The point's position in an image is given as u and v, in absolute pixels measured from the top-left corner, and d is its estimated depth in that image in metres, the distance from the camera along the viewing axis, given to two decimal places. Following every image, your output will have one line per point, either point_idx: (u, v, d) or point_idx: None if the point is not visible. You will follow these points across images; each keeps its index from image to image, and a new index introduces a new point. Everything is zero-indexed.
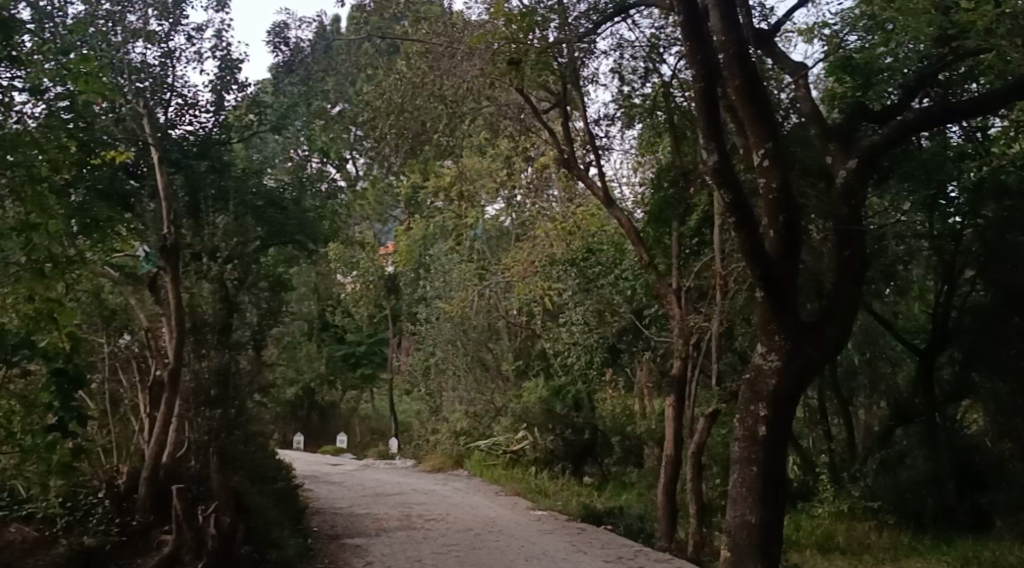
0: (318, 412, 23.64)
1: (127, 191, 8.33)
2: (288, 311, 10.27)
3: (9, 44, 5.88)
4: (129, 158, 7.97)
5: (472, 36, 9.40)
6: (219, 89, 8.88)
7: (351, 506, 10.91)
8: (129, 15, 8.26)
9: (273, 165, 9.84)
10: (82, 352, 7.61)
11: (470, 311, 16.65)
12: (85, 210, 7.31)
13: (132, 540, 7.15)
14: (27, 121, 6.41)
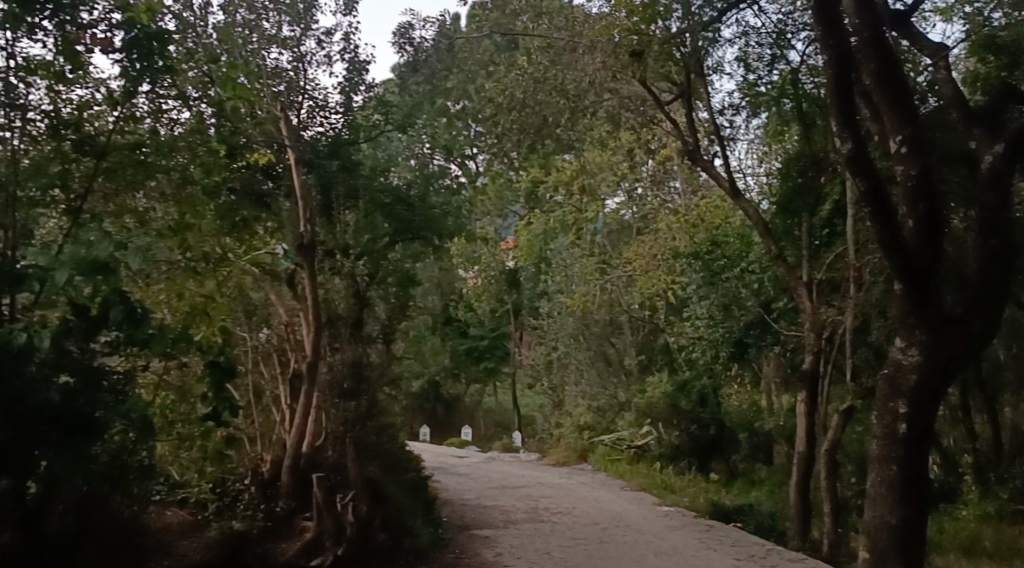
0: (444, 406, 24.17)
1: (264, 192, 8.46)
2: (416, 305, 10.47)
3: (161, 54, 6.27)
4: (268, 160, 8.22)
5: (594, 28, 9.42)
6: (349, 90, 9.11)
7: (478, 497, 11.08)
8: (264, 22, 8.51)
9: (397, 164, 9.65)
10: (231, 346, 8.00)
11: (592, 305, 16.45)
12: (233, 212, 7.73)
13: (277, 525, 7.50)
14: (176, 128, 6.73)
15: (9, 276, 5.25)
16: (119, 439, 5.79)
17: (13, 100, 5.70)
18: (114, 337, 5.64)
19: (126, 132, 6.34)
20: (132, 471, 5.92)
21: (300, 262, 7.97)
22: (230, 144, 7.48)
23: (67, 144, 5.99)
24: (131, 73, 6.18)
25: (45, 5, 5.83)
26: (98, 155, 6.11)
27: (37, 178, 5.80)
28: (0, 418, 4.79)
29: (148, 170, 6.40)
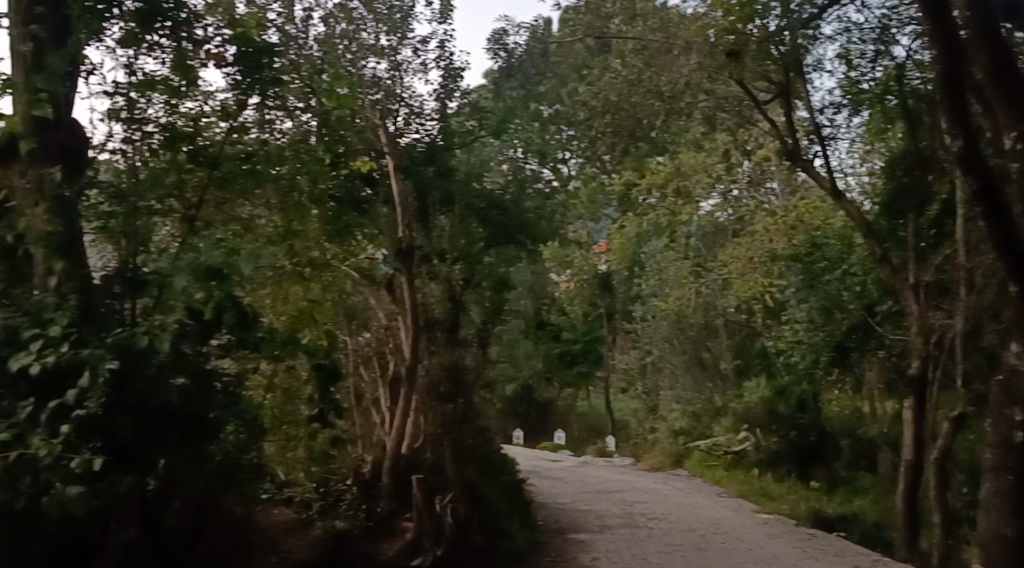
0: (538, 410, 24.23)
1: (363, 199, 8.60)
2: (511, 308, 10.56)
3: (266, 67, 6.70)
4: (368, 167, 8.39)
5: (689, 28, 9.29)
6: (444, 97, 9.24)
7: (573, 501, 11.08)
8: (363, 32, 8.68)
9: (489, 169, 9.53)
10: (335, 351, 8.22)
11: (687, 309, 16.21)
12: (337, 219, 8.01)
13: (378, 525, 7.71)
14: (279, 138, 7.00)
15: (131, 281, 5.55)
16: (232, 438, 6.02)
17: (132, 113, 5.98)
18: (225, 340, 5.85)
19: (234, 142, 6.63)
20: (243, 470, 6.15)
21: (398, 266, 8.16)
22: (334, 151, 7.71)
23: (181, 156, 6.33)
24: (248, 82, 6.62)
25: (162, 23, 6.24)
26: (212, 166, 6.46)
27: (156, 191, 6.10)
28: (123, 415, 5.03)
29: (256, 180, 6.74)
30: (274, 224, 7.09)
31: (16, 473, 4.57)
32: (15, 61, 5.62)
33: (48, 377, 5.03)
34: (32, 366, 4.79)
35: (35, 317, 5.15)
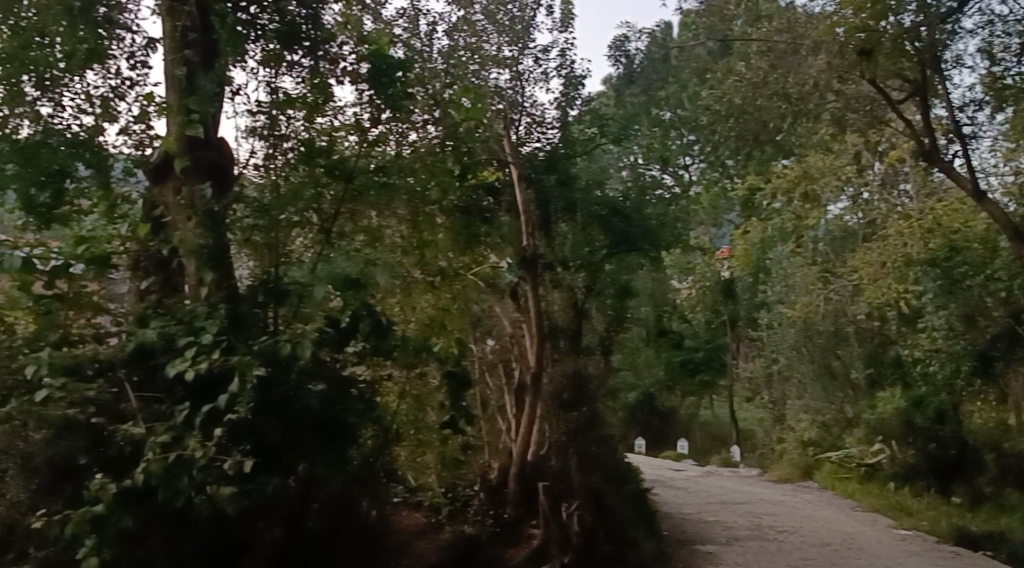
0: (660, 418, 24.01)
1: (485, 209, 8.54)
2: (633, 315, 10.51)
3: (395, 84, 7.00)
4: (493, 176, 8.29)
5: (817, 28, 8.96)
6: (564, 105, 9.23)
7: (699, 512, 10.90)
8: (486, 44, 8.74)
9: (609, 177, 9.47)
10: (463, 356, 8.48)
11: (816, 315, 15.68)
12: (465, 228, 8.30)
13: (505, 531, 7.84)
14: (403, 148, 7.10)
15: (274, 291, 5.78)
16: (370, 443, 6.24)
17: (274, 132, 6.52)
18: (360, 347, 6.10)
19: (365, 155, 6.76)
20: (381, 476, 6.33)
21: (522, 274, 8.08)
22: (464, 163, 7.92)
23: (320, 169, 6.51)
24: (384, 98, 6.94)
25: (303, 44, 6.81)
26: (347, 178, 6.55)
27: (296, 204, 6.33)
28: (269, 418, 5.25)
29: (390, 190, 6.86)
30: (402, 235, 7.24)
31: (175, 473, 4.74)
32: (172, 85, 6.01)
33: (201, 383, 5.28)
34: (187, 372, 5.04)
35: (188, 325, 5.45)
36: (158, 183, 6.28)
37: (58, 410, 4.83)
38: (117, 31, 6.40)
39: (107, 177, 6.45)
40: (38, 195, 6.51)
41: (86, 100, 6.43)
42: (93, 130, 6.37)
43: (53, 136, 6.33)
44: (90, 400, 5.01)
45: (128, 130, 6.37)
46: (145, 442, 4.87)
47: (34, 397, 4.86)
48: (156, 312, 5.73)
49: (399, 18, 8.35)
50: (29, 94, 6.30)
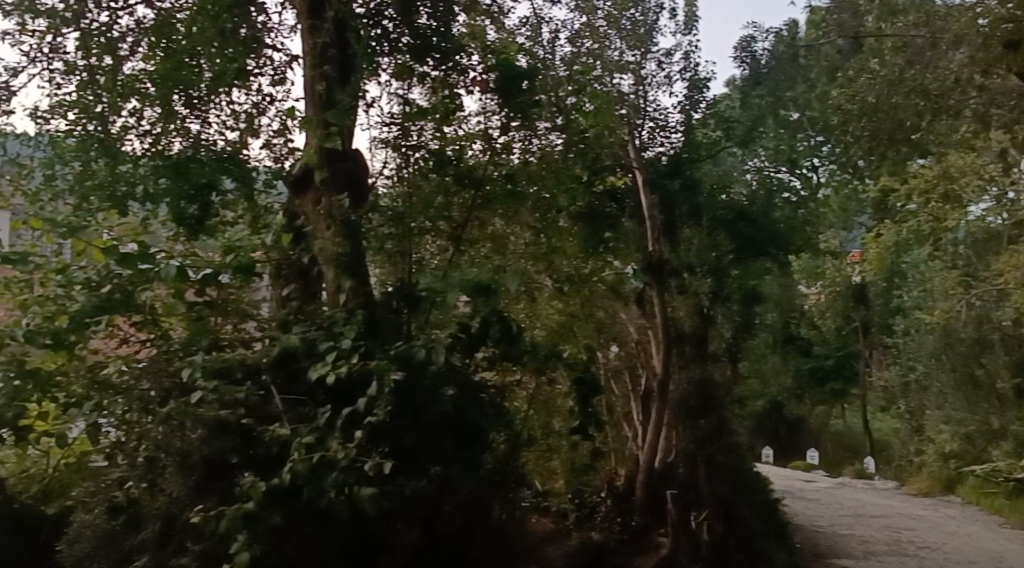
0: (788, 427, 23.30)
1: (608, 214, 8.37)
2: (761, 321, 10.26)
3: (518, 91, 6.93)
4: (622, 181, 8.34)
5: (956, 20, 8.47)
6: (688, 108, 9.06)
7: (833, 525, 10.55)
8: (609, 50, 8.74)
9: (734, 179, 9.45)
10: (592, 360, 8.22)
11: (957, 321, 14.89)
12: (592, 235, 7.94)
13: (633, 539, 7.68)
14: (528, 158, 7.07)
15: (408, 296, 6.04)
16: (500, 448, 6.32)
17: (405, 141, 6.60)
18: (490, 353, 6.19)
19: (495, 163, 6.91)
20: (511, 480, 6.41)
21: (649, 280, 7.93)
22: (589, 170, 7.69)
23: (450, 180, 6.75)
24: (511, 106, 6.90)
25: (433, 54, 7.06)
26: (476, 185, 6.76)
27: (428, 212, 6.64)
28: (408, 423, 5.40)
29: (519, 200, 6.98)
30: (530, 244, 7.24)
31: (320, 473, 4.92)
32: (312, 100, 6.31)
33: (341, 386, 5.46)
34: (328, 375, 5.25)
35: (327, 331, 5.66)
36: (298, 195, 6.44)
37: (210, 410, 5.07)
38: (262, 49, 6.71)
39: (251, 189, 6.76)
40: (188, 208, 6.66)
41: (231, 116, 6.83)
42: (238, 146, 6.79)
43: (202, 151, 6.79)
44: (239, 401, 5.26)
45: (269, 144, 6.81)
46: (291, 443, 5.07)
47: (189, 399, 5.12)
48: (297, 317, 5.94)
49: (522, 30, 8.09)
50: (179, 113, 6.74)
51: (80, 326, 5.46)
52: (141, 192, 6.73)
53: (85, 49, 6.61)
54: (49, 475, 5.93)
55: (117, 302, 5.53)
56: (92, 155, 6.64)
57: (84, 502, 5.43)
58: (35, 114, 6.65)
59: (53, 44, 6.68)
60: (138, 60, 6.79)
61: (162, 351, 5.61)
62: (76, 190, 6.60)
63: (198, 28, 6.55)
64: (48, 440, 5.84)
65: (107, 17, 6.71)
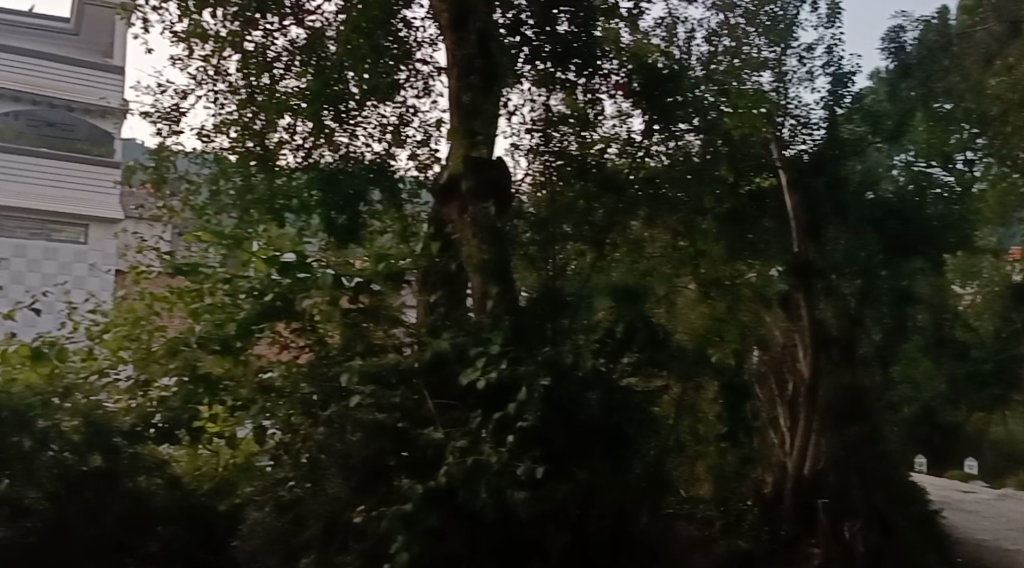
0: None
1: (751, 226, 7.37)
2: (917, 325, 9.75)
3: (655, 86, 7.16)
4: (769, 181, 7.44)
5: None
6: (832, 104, 7.54)
7: (999, 539, 9.93)
8: (744, 45, 7.12)
9: (880, 177, 7.73)
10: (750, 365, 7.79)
11: None
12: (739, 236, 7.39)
13: (782, 550, 7.22)
14: (661, 158, 7.20)
15: (553, 302, 6.08)
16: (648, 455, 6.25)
17: (547, 147, 7.11)
18: (635, 358, 6.05)
19: (630, 165, 7.12)
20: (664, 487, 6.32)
21: (794, 282, 7.09)
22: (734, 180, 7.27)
23: (591, 186, 6.96)
24: (648, 107, 7.20)
25: (574, 61, 7.24)
26: (617, 190, 6.98)
27: (572, 218, 6.80)
28: (558, 427, 5.44)
29: (662, 202, 7.13)
30: (667, 247, 7.34)
31: (473, 476, 5.00)
32: (456, 110, 6.64)
33: (491, 390, 5.53)
34: (479, 380, 5.34)
35: (476, 337, 5.74)
36: (443, 204, 6.57)
37: (369, 414, 5.26)
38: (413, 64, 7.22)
39: (398, 200, 7.00)
40: (337, 217, 6.79)
41: (379, 128, 7.11)
42: (385, 157, 7.12)
43: (350, 164, 7.07)
44: (395, 405, 5.36)
45: (415, 154, 7.20)
46: (445, 447, 5.20)
47: (348, 402, 5.39)
48: (444, 324, 5.99)
49: (655, 27, 7.40)
50: (329, 127, 6.96)
51: (246, 333, 5.87)
52: (296, 203, 6.91)
53: (245, 70, 7.01)
54: (220, 473, 6.20)
55: (279, 309, 5.90)
56: (252, 170, 6.99)
57: (255, 500, 5.76)
58: (201, 134, 7.13)
59: (216, 67, 7.10)
60: (292, 77, 7.05)
61: (319, 360, 5.88)
62: (239, 204, 6.81)
63: (353, 45, 6.82)
64: (218, 439, 6.08)
65: (264, 39, 7.04)
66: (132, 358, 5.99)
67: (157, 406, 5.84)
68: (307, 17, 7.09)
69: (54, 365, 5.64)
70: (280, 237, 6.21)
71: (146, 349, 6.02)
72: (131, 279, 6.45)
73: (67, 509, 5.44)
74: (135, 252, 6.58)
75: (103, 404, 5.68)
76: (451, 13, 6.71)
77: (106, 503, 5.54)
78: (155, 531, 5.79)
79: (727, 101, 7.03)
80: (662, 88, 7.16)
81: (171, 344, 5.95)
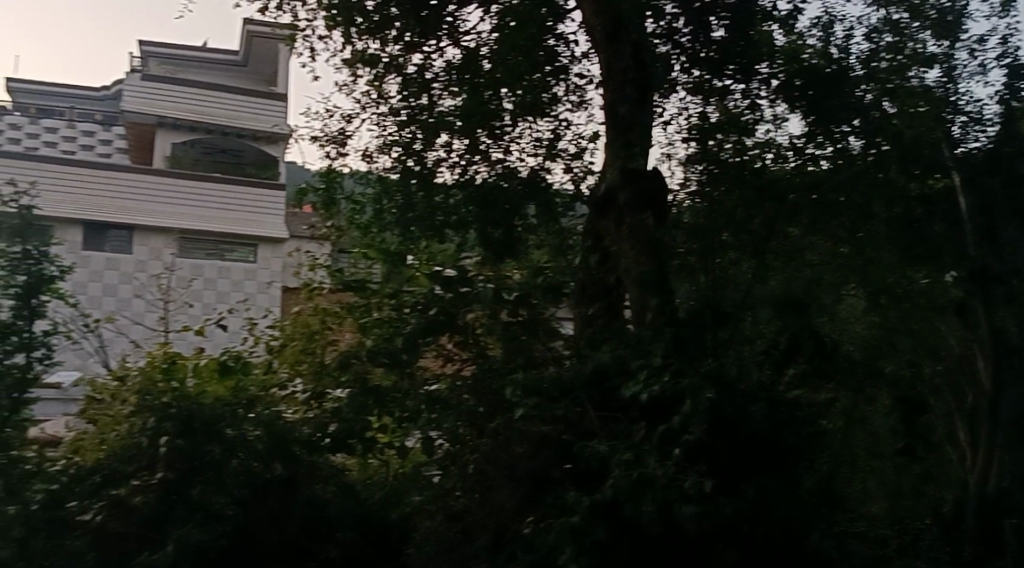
0: None
1: (925, 236, 6.65)
2: None
3: (810, 84, 6.88)
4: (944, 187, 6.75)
5: None
6: (1009, 97, 6.68)
7: None
8: (909, 42, 6.63)
9: None
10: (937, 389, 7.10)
11: None
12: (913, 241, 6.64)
13: None
14: (819, 163, 6.69)
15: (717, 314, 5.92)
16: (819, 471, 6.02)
17: (702, 155, 6.97)
18: (801, 370, 5.85)
19: (782, 165, 6.72)
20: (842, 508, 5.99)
21: (970, 289, 6.58)
22: (903, 183, 6.58)
23: (750, 192, 6.61)
24: (805, 106, 6.88)
25: (730, 68, 7.42)
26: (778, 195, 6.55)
27: (732, 225, 6.46)
28: (724, 443, 5.35)
29: (829, 208, 6.52)
30: (825, 253, 6.53)
31: (639, 490, 4.97)
32: (611, 122, 6.71)
33: (654, 404, 5.45)
34: (641, 394, 5.32)
35: (636, 349, 5.73)
36: (600, 216, 6.65)
37: (533, 427, 5.35)
38: (569, 77, 7.28)
39: (554, 214, 7.03)
40: (493, 232, 7.01)
41: (533, 143, 7.16)
42: (540, 171, 7.14)
43: (506, 179, 7.15)
44: (558, 417, 5.43)
45: (569, 167, 7.16)
46: (609, 460, 5.20)
47: (513, 414, 5.53)
48: (604, 336, 6.05)
49: (811, 27, 7.12)
50: (483, 142, 7.12)
51: (413, 346, 6.00)
52: (455, 219, 7.09)
53: (406, 92, 7.34)
54: (388, 481, 6.47)
55: (441, 323, 6.04)
56: (412, 189, 7.22)
57: (425, 510, 5.91)
58: (365, 155, 7.44)
59: (378, 91, 7.41)
60: (448, 98, 7.25)
61: (486, 373, 5.94)
62: (400, 222, 7.00)
63: (513, 60, 6.82)
64: (389, 449, 6.35)
65: (423, 61, 7.31)
66: (304, 372, 6.36)
67: (330, 416, 6.11)
68: (462, 37, 7.29)
69: (238, 377, 6.03)
70: (438, 254, 6.57)
71: (318, 365, 6.36)
72: (303, 296, 6.79)
73: (253, 515, 5.73)
74: (307, 269, 6.89)
75: (282, 413, 6.12)
76: (606, 27, 6.74)
77: (288, 512, 5.83)
78: (336, 538, 5.99)
79: (892, 96, 6.53)
80: (817, 88, 6.82)
81: (342, 358, 6.15)
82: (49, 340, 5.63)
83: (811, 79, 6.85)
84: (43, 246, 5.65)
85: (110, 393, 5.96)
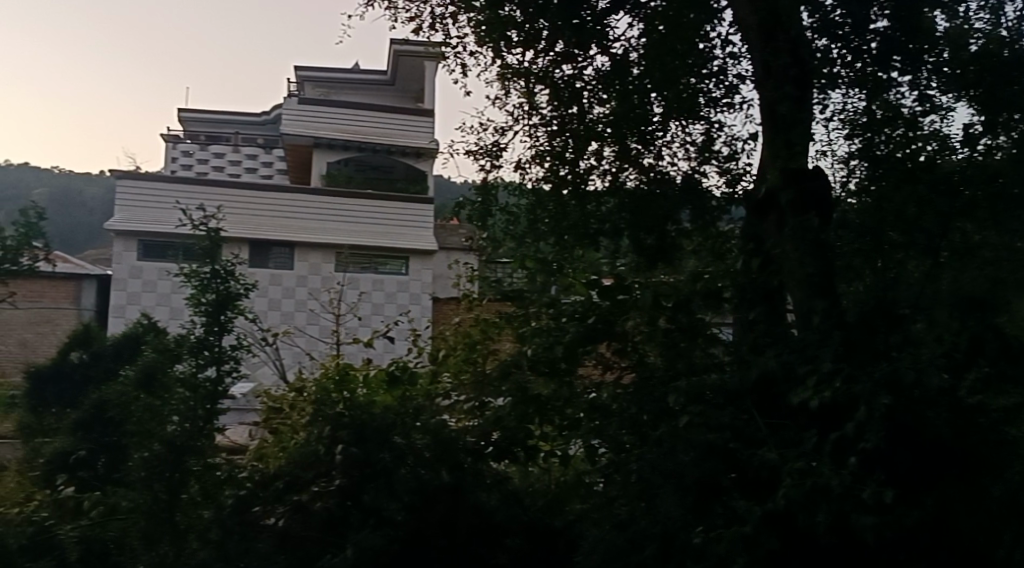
0: None
1: None
2: None
3: (978, 68, 6.09)
4: None
5: None
6: None
7: None
8: None
9: None
10: None
11: None
12: None
13: None
14: (995, 153, 5.85)
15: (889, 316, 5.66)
16: None
17: (865, 152, 6.32)
18: None
19: (946, 156, 5.93)
20: None
21: None
22: None
23: (921, 189, 5.89)
24: (975, 96, 6.06)
25: (896, 59, 6.90)
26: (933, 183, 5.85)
27: (898, 223, 5.94)
28: (902, 452, 5.24)
29: (1009, 204, 5.71)
30: (1001, 248, 5.69)
31: (815, 499, 4.82)
32: (769, 122, 6.57)
33: (825, 411, 5.27)
34: (811, 400, 5.10)
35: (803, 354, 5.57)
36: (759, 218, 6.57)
37: (699, 434, 5.28)
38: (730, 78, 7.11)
39: (712, 221, 6.81)
40: (646, 238, 6.96)
41: (685, 147, 7.07)
42: (696, 175, 6.99)
43: (661, 186, 7.02)
44: (724, 425, 5.33)
45: (725, 170, 6.96)
46: (781, 468, 5.05)
47: (678, 421, 5.47)
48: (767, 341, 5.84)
49: (979, 9, 6.31)
50: (634, 150, 7.07)
51: (574, 354, 6.16)
52: (608, 227, 7.05)
53: (556, 102, 7.43)
54: (550, 489, 6.55)
55: (601, 331, 6.14)
56: (565, 199, 7.28)
57: (591, 516, 5.97)
58: (517, 166, 7.56)
59: (530, 102, 7.56)
60: (599, 106, 7.32)
61: (648, 380, 5.92)
62: (555, 232, 7.13)
63: (662, 63, 6.78)
64: (553, 457, 6.55)
65: (573, 72, 7.41)
66: (466, 381, 6.55)
67: (491, 423, 6.31)
68: (611, 45, 7.30)
69: (405, 388, 6.41)
70: (594, 261, 6.56)
71: (480, 374, 6.55)
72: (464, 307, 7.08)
73: (424, 521, 5.78)
74: (467, 281, 7.22)
75: (448, 420, 6.34)
76: (758, 31, 6.67)
77: (457, 517, 5.88)
78: (505, 544, 6.12)
79: None
80: (987, 72, 6.06)
81: (503, 366, 6.41)
82: (236, 354, 5.98)
83: (977, 62, 6.10)
84: (226, 263, 6.05)
85: (288, 402, 6.56)
